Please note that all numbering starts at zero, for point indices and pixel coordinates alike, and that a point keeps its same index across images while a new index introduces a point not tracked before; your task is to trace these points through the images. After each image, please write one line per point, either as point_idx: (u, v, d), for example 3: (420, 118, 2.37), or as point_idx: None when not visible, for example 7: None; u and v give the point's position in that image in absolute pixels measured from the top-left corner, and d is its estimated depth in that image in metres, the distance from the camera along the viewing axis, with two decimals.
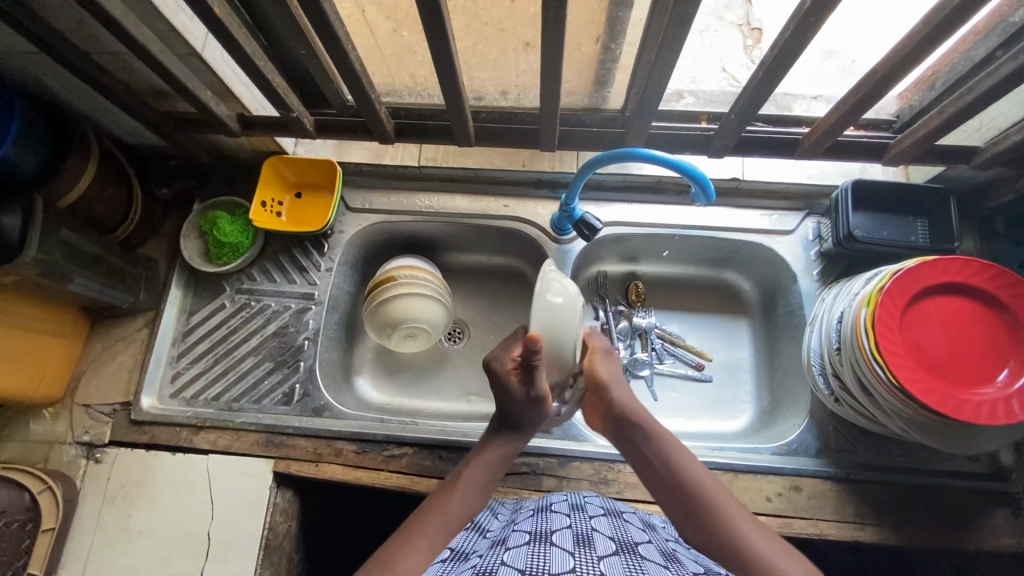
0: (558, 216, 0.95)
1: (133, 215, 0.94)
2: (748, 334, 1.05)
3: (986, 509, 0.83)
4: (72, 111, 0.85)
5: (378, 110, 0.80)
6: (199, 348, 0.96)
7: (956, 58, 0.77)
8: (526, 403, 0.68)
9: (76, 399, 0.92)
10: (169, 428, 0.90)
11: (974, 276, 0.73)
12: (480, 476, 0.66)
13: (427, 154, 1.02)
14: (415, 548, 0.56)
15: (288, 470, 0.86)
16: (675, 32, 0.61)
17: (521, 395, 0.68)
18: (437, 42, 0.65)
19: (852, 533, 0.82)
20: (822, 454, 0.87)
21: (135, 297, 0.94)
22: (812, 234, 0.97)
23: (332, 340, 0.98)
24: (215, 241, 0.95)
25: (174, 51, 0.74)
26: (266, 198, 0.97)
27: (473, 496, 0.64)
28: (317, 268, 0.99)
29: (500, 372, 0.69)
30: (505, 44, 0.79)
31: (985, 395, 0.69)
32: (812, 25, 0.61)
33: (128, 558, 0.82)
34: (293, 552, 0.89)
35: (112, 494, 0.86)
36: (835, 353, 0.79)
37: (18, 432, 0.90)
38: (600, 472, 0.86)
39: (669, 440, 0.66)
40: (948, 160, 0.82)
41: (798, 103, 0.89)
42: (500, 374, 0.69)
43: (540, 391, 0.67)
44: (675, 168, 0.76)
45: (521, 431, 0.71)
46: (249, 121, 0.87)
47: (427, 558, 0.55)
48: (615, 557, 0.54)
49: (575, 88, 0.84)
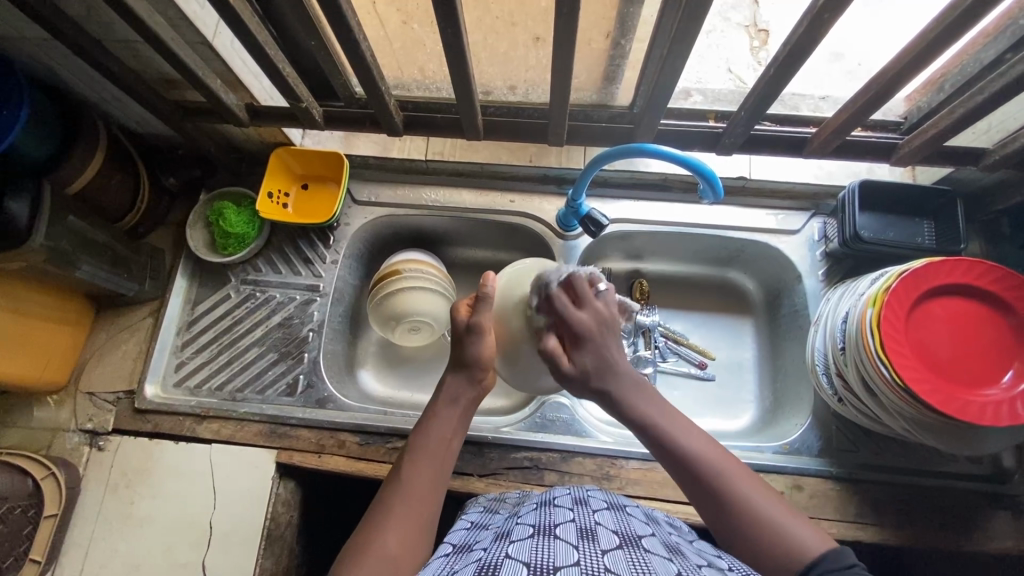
0: (564, 212, 0.95)
1: (139, 205, 0.94)
2: (751, 334, 1.05)
3: (986, 511, 0.83)
4: (80, 99, 0.85)
5: (387, 101, 0.80)
6: (204, 337, 0.96)
7: (966, 60, 0.77)
8: (465, 333, 0.69)
9: (80, 387, 0.92)
10: (173, 418, 0.90)
11: (980, 277, 0.73)
12: (432, 439, 0.65)
13: (435, 148, 1.04)
14: (379, 539, 0.56)
15: (291, 460, 0.86)
16: (687, 28, 0.61)
17: (463, 324, 0.70)
18: (449, 35, 0.65)
19: (854, 532, 0.82)
20: (823, 454, 0.87)
21: (141, 286, 0.94)
22: (818, 234, 0.97)
23: (336, 332, 0.98)
24: (220, 232, 0.96)
25: (185, 39, 0.74)
26: (272, 189, 0.98)
27: (432, 467, 0.63)
28: (323, 260, 0.99)
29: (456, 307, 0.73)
30: (515, 38, 0.79)
31: (989, 396, 0.69)
32: (825, 22, 0.61)
33: (129, 546, 0.82)
34: (293, 543, 0.89)
35: (115, 481, 0.86)
36: (839, 352, 0.79)
37: (20, 419, 0.90)
38: (602, 467, 0.86)
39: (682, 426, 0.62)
40: (955, 161, 0.82)
41: (805, 104, 0.89)
42: (453, 308, 0.72)
43: (481, 321, 0.68)
44: (682, 164, 0.76)
45: (461, 371, 0.69)
46: (259, 112, 0.87)
47: (397, 543, 0.55)
48: (620, 551, 0.54)
49: (584, 84, 0.84)
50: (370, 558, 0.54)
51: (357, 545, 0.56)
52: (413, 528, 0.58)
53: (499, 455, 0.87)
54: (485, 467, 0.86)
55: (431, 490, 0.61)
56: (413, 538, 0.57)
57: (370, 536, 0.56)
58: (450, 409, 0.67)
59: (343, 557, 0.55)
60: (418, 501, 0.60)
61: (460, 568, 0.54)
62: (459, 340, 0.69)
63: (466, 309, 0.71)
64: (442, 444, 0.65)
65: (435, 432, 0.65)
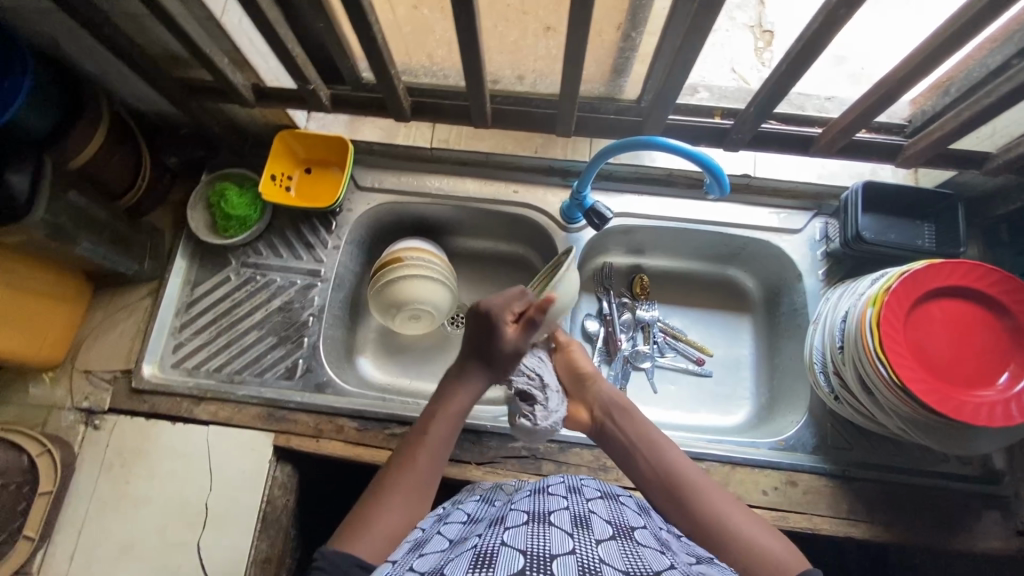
0: (568, 203, 0.95)
1: (140, 182, 0.93)
2: (749, 331, 1.06)
3: (976, 512, 0.84)
4: (83, 72, 0.84)
5: (395, 87, 0.79)
6: (202, 319, 0.95)
7: (971, 65, 0.77)
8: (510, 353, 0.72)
9: (76, 365, 0.91)
10: (170, 399, 0.89)
11: (979, 280, 0.73)
12: (445, 425, 0.70)
13: (440, 135, 1.03)
14: (382, 512, 0.62)
15: (288, 444, 0.86)
16: (703, 20, 0.61)
17: (511, 347, 0.72)
18: (463, 19, 0.64)
19: (846, 529, 0.83)
20: (818, 451, 0.88)
21: (140, 265, 0.93)
22: (819, 234, 0.97)
23: (336, 319, 0.98)
24: (222, 213, 0.95)
25: (193, 16, 0.72)
26: (275, 171, 0.96)
27: (440, 448, 0.69)
28: (325, 245, 0.99)
29: (500, 321, 0.72)
30: (526, 27, 0.78)
31: (984, 397, 0.70)
32: (840, 18, 0.61)
33: (124, 526, 0.82)
34: (289, 527, 0.89)
35: (110, 461, 0.85)
36: (838, 351, 0.80)
37: (16, 394, 0.90)
38: (599, 459, 0.87)
39: (665, 446, 0.70)
40: (959, 165, 0.83)
41: (811, 104, 0.90)
42: (499, 322, 0.71)
43: (522, 345, 0.73)
44: (690, 158, 0.76)
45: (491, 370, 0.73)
46: (264, 92, 0.86)
47: (399, 519, 0.62)
48: (613, 541, 0.54)
49: (592, 76, 0.84)
50: (374, 529, 0.60)
51: (362, 514, 0.62)
52: (413, 506, 0.64)
53: (498, 443, 0.87)
54: (483, 456, 0.87)
55: (432, 470, 0.67)
56: (417, 507, 0.65)
57: (380, 507, 0.62)
58: (467, 394, 0.72)
59: (348, 523, 0.62)
60: (421, 480, 0.66)
61: (456, 555, 0.53)
62: (506, 359, 0.72)
63: (511, 327, 0.73)
64: (451, 431, 0.70)
65: (447, 414, 0.71)
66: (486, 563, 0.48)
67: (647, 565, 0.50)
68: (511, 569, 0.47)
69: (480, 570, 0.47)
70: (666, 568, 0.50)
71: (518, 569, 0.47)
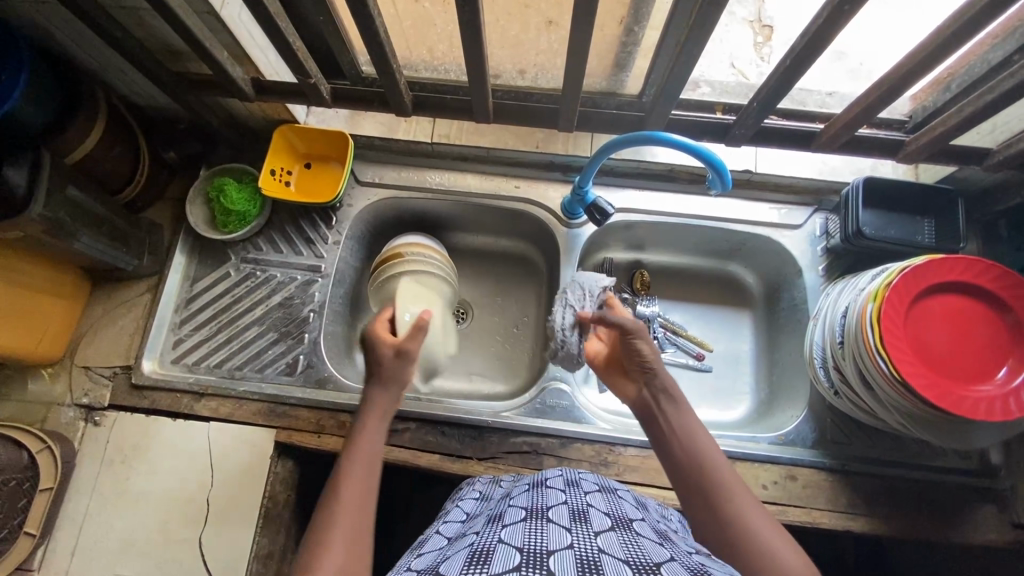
0: (569, 199, 0.95)
1: (140, 176, 0.92)
2: (749, 327, 1.06)
3: (973, 505, 0.85)
4: (81, 66, 0.83)
5: (397, 81, 0.79)
6: (202, 315, 0.95)
7: (973, 61, 0.78)
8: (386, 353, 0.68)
9: (75, 361, 0.91)
10: (170, 394, 0.89)
11: (978, 276, 0.74)
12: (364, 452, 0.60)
13: (442, 130, 1.01)
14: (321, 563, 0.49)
15: (289, 440, 0.86)
16: (708, 14, 0.61)
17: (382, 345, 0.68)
18: (467, 13, 0.64)
19: (844, 522, 0.84)
20: (817, 445, 0.88)
21: (140, 261, 0.93)
22: (820, 230, 0.98)
23: (336, 314, 0.98)
24: (221, 209, 0.94)
25: (193, 9, 0.72)
26: (275, 166, 0.96)
27: (368, 472, 0.58)
28: (325, 241, 0.98)
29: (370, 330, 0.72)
30: (527, 21, 0.78)
31: (983, 392, 0.70)
32: (845, 13, 0.60)
33: (125, 522, 0.82)
34: (291, 523, 0.89)
35: (110, 457, 0.85)
36: (838, 346, 0.80)
37: (15, 390, 0.89)
38: (600, 454, 0.87)
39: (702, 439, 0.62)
40: (960, 160, 0.83)
41: (812, 99, 0.89)
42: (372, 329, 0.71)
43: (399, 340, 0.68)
44: (692, 153, 0.76)
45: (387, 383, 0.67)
46: (265, 87, 0.86)
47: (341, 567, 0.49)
48: (612, 533, 0.54)
49: (595, 70, 0.84)
50: None
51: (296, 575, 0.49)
52: (356, 545, 0.52)
53: (499, 438, 0.87)
54: (485, 451, 0.87)
55: (365, 500, 0.56)
56: (364, 553, 0.52)
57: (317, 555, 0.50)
58: (378, 420, 0.64)
59: None
60: (355, 514, 0.54)
61: (452, 553, 0.53)
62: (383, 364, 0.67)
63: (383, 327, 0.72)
64: (372, 456, 0.60)
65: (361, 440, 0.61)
66: (482, 560, 0.48)
67: (647, 555, 0.50)
68: (507, 565, 0.46)
69: (475, 567, 0.47)
70: (667, 558, 0.50)
71: (513, 565, 0.46)
